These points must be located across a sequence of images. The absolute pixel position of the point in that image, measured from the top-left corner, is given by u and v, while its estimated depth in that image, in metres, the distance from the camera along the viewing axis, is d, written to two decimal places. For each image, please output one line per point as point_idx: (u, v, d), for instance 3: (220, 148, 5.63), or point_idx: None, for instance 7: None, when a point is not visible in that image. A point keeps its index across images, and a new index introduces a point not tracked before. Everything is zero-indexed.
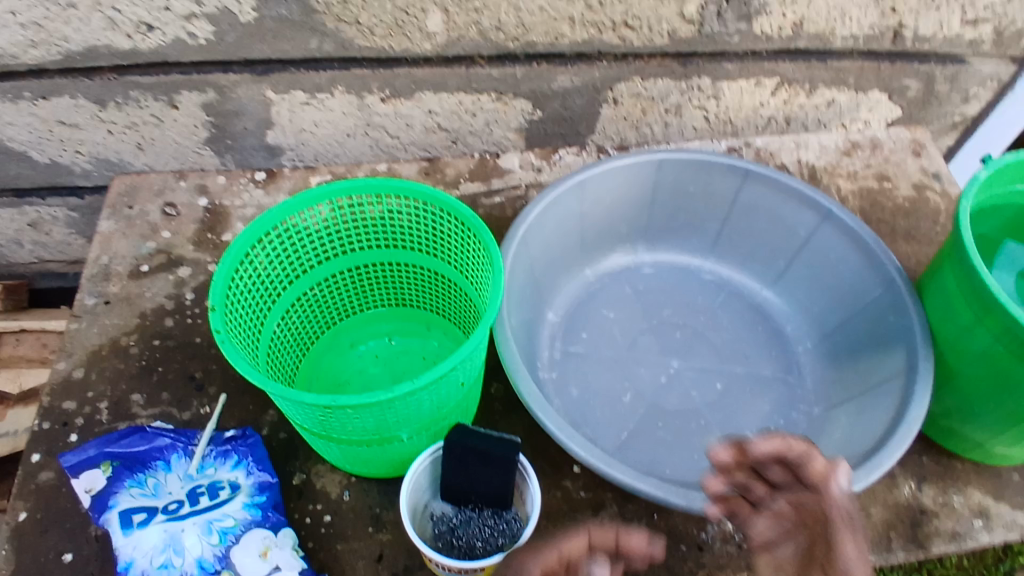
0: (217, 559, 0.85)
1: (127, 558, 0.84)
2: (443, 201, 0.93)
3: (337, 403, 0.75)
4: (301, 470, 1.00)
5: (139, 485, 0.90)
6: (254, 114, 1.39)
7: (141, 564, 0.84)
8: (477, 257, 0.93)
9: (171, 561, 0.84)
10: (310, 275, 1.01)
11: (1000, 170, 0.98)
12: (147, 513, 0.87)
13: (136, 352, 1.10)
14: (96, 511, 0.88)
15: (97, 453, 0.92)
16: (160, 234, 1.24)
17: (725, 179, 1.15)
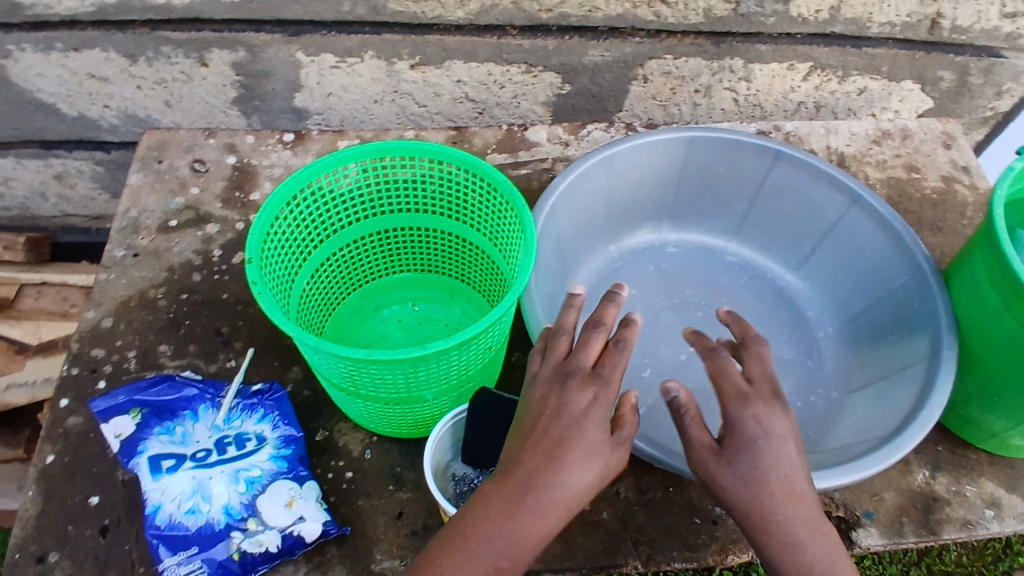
0: (245, 506, 0.87)
1: (154, 501, 0.86)
2: (477, 165, 0.93)
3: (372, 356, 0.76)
4: (324, 427, 1.02)
5: (168, 432, 0.92)
6: (283, 75, 1.39)
7: (168, 507, 0.86)
8: (509, 224, 0.93)
9: (197, 506, 0.86)
10: (340, 237, 1.02)
11: None
12: (176, 460, 0.89)
13: (164, 305, 1.12)
14: (126, 456, 0.90)
15: (129, 398, 0.95)
16: (189, 190, 1.25)
17: (755, 159, 1.15)
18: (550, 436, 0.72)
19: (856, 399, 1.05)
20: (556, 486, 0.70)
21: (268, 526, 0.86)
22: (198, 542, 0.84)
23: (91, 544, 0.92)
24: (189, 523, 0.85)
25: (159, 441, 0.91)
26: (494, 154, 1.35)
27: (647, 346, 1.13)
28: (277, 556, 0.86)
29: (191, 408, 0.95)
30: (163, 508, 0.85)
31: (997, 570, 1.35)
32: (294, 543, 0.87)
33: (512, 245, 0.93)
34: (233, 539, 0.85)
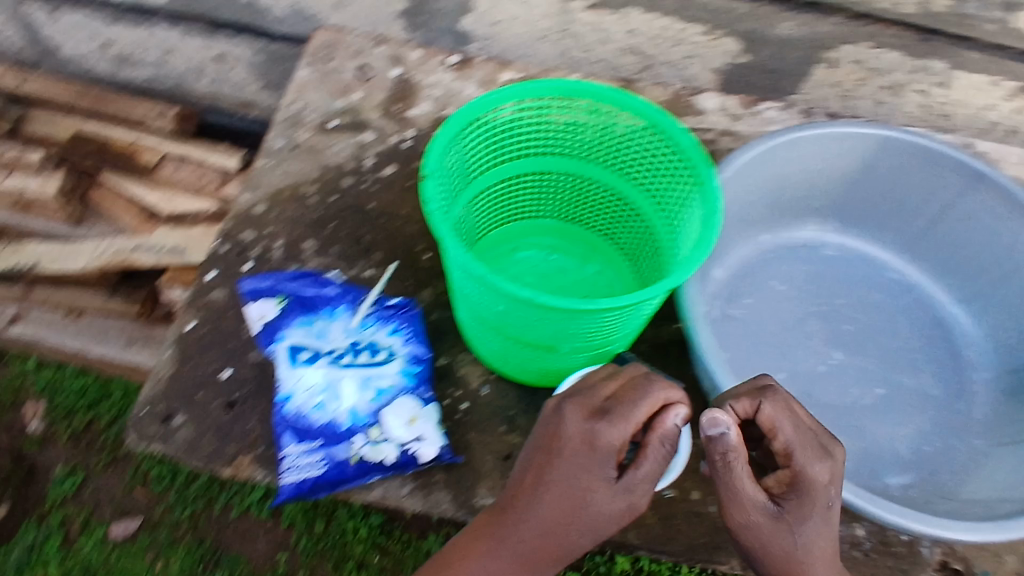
0: (370, 413, 0.89)
1: (287, 389, 0.89)
2: (668, 125, 0.88)
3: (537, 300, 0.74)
4: (446, 354, 1.02)
5: (307, 326, 0.94)
6: None
7: (300, 398, 0.89)
8: (688, 194, 0.88)
9: (327, 403, 0.89)
10: (501, 170, 0.98)
11: None
12: (312, 353, 0.91)
13: (315, 202, 1.13)
14: (266, 339, 0.93)
15: (276, 285, 0.97)
16: (352, 94, 1.25)
17: (951, 178, 1.08)
18: (558, 480, 0.77)
19: (1004, 453, 0.99)
20: (554, 532, 0.77)
21: (389, 438, 0.88)
22: (323, 437, 0.87)
23: (215, 415, 0.94)
24: (317, 417, 0.88)
25: (297, 332, 0.93)
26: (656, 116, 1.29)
27: (786, 348, 1.08)
28: (393, 469, 0.88)
29: (330, 307, 0.97)
30: (295, 397, 0.88)
31: None
32: (410, 460, 0.89)
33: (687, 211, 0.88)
34: (356, 442, 0.87)
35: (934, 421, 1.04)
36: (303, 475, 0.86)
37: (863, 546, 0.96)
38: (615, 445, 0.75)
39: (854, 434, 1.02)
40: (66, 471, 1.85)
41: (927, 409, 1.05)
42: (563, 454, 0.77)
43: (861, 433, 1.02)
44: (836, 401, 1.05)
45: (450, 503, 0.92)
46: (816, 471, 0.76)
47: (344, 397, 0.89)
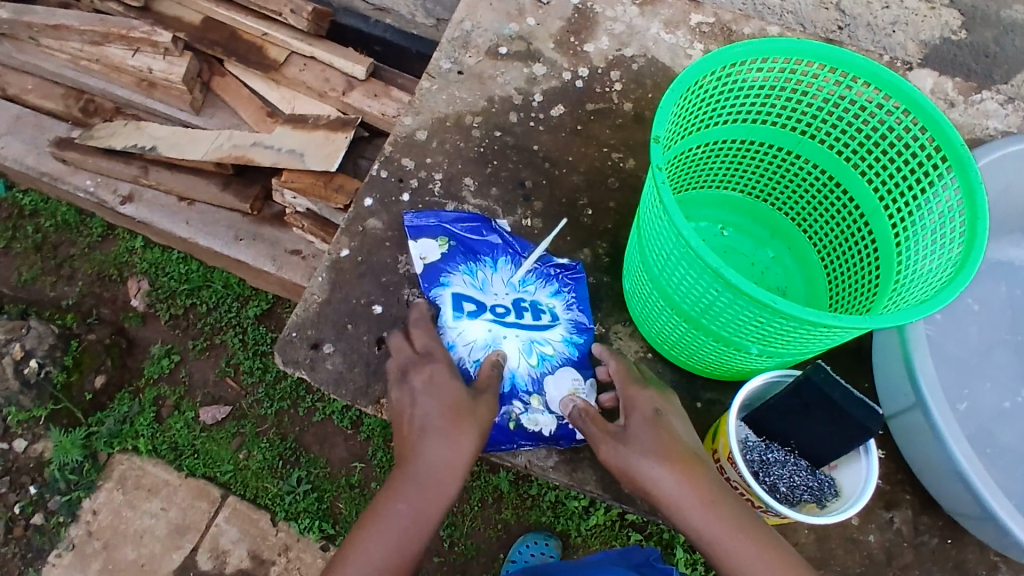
0: (532, 380, 0.84)
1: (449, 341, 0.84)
2: (933, 114, 0.75)
3: (774, 305, 0.64)
4: (601, 323, 0.96)
5: (472, 274, 0.89)
6: None
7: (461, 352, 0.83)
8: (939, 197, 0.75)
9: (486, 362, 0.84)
10: (708, 134, 0.85)
11: None
12: (477, 306, 0.86)
13: (478, 136, 1.05)
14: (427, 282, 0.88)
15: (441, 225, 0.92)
16: (525, 19, 1.14)
17: None
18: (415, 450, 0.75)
19: None
20: (423, 465, 0.73)
21: (549, 410, 0.84)
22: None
23: (366, 349, 0.91)
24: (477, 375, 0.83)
25: (461, 279, 0.88)
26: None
27: (974, 376, 0.98)
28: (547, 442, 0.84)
29: (495, 256, 0.91)
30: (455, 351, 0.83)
31: None
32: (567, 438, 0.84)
33: (934, 218, 0.75)
34: (516, 408, 0.83)
35: None
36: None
37: None
38: (441, 402, 0.76)
39: None
40: (162, 351, 1.81)
41: None
42: (419, 392, 0.77)
43: None
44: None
45: (594, 484, 0.87)
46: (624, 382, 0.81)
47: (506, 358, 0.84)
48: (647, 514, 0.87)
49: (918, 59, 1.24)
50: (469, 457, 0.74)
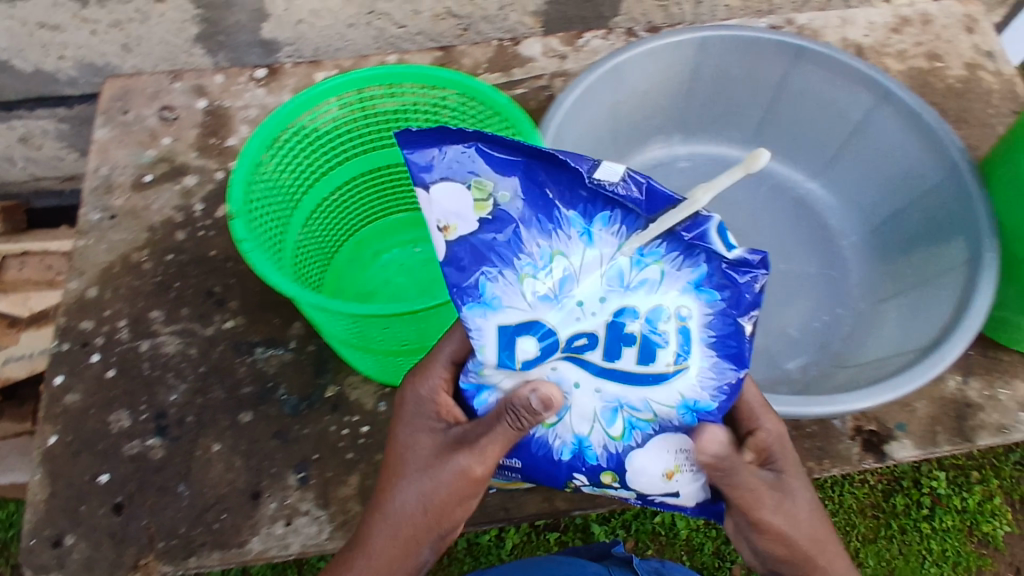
0: (608, 456, 0.66)
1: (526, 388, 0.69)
2: (476, 88, 0.83)
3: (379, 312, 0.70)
4: (334, 382, 0.97)
5: (536, 268, 0.64)
6: (246, 5, 1.28)
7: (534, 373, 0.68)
8: None
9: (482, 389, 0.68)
10: (330, 178, 0.92)
11: None
12: (535, 332, 0.64)
13: (150, 268, 1.05)
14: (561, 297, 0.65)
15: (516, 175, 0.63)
16: (161, 140, 1.16)
17: (774, 60, 1.04)
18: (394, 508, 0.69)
19: (887, 309, 0.99)
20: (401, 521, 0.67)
21: (628, 487, 0.68)
22: (539, 462, 0.69)
23: (106, 521, 0.91)
24: (533, 432, 0.67)
25: (517, 275, 0.64)
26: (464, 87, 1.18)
27: None
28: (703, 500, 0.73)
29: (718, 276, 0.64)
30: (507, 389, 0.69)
31: (1006, 461, 1.47)
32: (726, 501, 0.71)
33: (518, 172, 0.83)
34: (577, 483, 0.68)
35: (816, 298, 1.06)
36: (519, 475, 0.72)
37: None
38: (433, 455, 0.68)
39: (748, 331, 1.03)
40: None
41: (808, 288, 1.07)
42: (412, 450, 0.69)
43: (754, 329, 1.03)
44: None
45: None
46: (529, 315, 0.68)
47: (578, 416, 0.66)
48: None
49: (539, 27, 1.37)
50: (441, 508, 0.67)
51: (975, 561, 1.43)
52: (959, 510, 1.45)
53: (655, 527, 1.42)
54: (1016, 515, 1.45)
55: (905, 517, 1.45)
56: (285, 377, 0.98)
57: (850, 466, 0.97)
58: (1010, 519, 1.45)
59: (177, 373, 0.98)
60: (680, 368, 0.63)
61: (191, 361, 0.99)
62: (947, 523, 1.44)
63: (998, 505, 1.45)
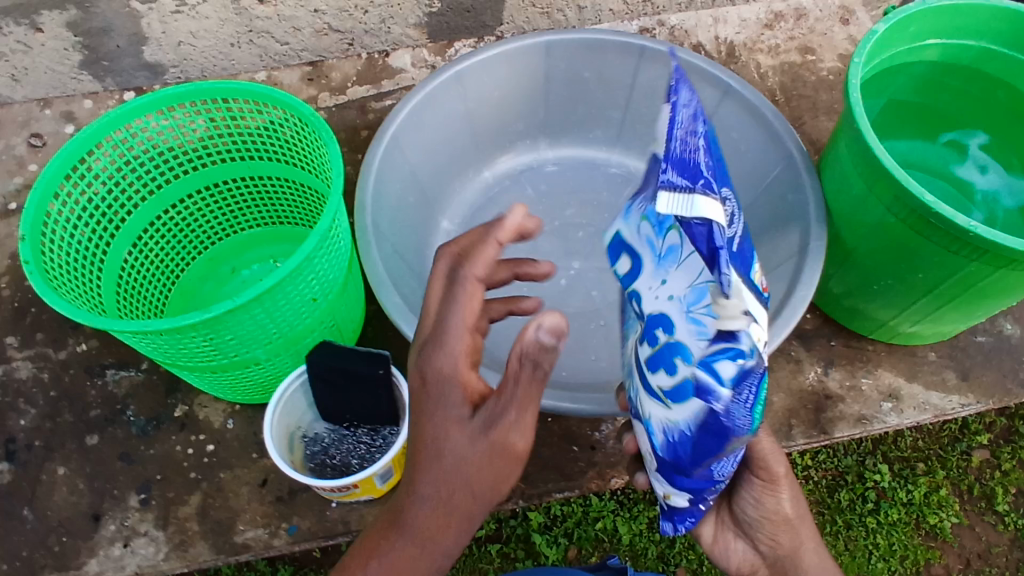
0: (630, 389, 0.70)
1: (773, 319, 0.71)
2: (281, 99, 0.83)
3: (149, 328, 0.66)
4: (183, 402, 0.96)
5: (655, 225, 0.60)
6: (124, 29, 1.18)
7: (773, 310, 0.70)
8: (324, 159, 0.85)
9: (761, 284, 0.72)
10: (162, 196, 0.93)
11: (916, 21, 0.84)
12: (629, 261, 0.66)
13: (9, 295, 1.04)
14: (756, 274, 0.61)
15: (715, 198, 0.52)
16: (28, 167, 1.18)
17: (620, 60, 1.05)
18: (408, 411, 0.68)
19: None
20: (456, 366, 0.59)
21: (636, 430, 0.71)
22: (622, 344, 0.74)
23: None
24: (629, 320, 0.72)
25: (641, 214, 0.63)
26: (324, 96, 1.25)
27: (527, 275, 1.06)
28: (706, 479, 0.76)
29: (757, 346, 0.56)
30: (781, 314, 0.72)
31: (952, 451, 1.27)
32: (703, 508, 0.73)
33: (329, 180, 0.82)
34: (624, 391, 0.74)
35: None
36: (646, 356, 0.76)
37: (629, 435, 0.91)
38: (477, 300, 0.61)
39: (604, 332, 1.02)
40: None
41: None
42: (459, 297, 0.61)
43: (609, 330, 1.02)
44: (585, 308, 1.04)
45: (212, 551, 0.89)
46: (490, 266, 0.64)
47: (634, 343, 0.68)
48: (267, 551, 0.89)
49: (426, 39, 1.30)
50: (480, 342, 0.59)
51: (921, 555, 1.24)
52: (904, 502, 1.25)
53: (599, 533, 1.18)
54: (965, 507, 1.26)
55: (847, 512, 1.24)
56: (134, 398, 0.97)
57: None
58: (957, 511, 1.26)
59: (27, 399, 0.98)
60: (664, 400, 0.59)
61: (42, 385, 0.99)
62: (894, 517, 1.24)
63: (945, 495, 1.25)
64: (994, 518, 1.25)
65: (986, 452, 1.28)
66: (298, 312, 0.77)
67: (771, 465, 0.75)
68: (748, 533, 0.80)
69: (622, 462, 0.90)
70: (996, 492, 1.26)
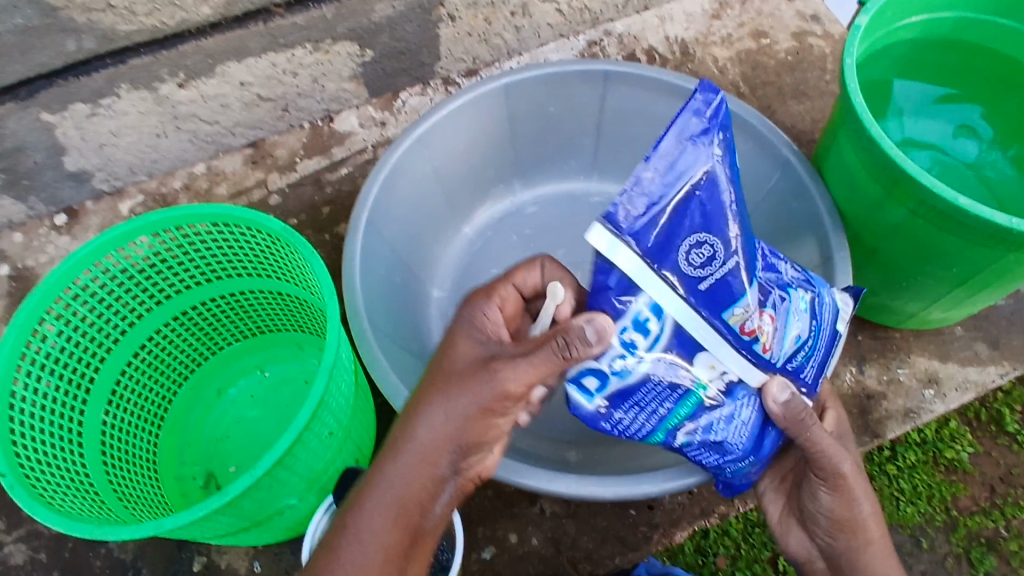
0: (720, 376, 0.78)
1: (796, 336, 0.70)
2: (244, 216, 0.75)
3: (162, 526, 0.60)
4: (201, 552, 0.88)
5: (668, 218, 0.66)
6: (38, 144, 1.06)
7: (784, 332, 0.70)
8: (306, 271, 0.77)
9: (796, 290, 0.73)
10: (130, 340, 0.84)
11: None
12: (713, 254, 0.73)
13: None
14: (713, 309, 0.66)
15: (634, 247, 0.63)
16: None
17: (584, 88, 0.99)
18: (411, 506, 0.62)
19: None
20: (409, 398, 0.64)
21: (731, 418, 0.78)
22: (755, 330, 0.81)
23: None
24: None
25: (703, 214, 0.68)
26: (274, 177, 1.18)
27: None
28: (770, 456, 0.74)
29: (664, 355, 0.67)
30: (814, 322, 0.72)
31: None
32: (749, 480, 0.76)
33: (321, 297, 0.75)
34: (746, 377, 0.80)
35: None
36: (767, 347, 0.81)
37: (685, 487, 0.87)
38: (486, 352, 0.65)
39: None
40: None
41: None
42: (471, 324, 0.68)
43: None
44: None
45: None
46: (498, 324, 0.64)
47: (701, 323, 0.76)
48: None
49: (363, 87, 1.21)
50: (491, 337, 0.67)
51: (946, 491, 1.12)
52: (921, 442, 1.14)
53: None
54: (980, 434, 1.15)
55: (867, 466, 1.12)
56: (145, 559, 0.88)
57: None
58: (970, 439, 1.14)
59: None
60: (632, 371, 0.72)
61: (41, 568, 0.88)
62: (914, 459, 1.13)
63: (955, 425, 1.14)
64: (1011, 439, 1.15)
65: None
66: (321, 449, 0.70)
67: (832, 464, 0.69)
68: (809, 527, 0.75)
69: (684, 517, 0.87)
70: (1005, 413, 1.16)
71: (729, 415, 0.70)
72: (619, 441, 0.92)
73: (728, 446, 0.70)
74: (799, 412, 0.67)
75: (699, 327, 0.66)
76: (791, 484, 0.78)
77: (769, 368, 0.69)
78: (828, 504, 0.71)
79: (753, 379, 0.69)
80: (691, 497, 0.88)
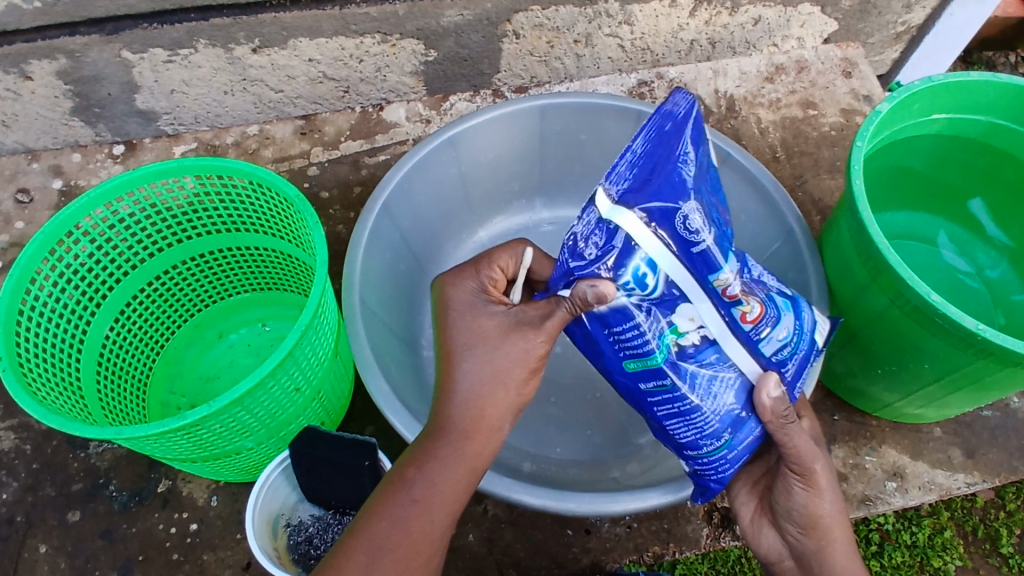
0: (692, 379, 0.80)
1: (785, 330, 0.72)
2: (264, 176, 0.82)
3: (122, 436, 0.66)
4: (167, 476, 0.94)
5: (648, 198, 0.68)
6: (116, 77, 1.14)
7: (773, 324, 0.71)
8: (308, 236, 0.83)
9: (777, 295, 0.75)
10: (145, 270, 0.91)
11: (920, 94, 0.81)
12: None
13: None
14: (701, 271, 0.65)
15: (630, 205, 0.63)
16: (13, 224, 1.19)
17: (616, 124, 1.03)
18: None
19: None
20: None
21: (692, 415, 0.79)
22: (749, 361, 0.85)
23: None
24: None
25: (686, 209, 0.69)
26: (317, 150, 1.25)
27: None
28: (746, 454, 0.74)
29: (641, 309, 0.68)
30: (800, 324, 0.74)
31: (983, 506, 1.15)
32: (725, 480, 0.74)
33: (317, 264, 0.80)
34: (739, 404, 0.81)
35: None
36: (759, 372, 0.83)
37: (623, 519, 0.91)
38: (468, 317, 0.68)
39: (599, 406, 1.00)
40: None
41: None
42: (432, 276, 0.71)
43: (605, 402, 1.00)
44: (579, 375, 1.02)
45: None
46: (474, 326, 0.68)
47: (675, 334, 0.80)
48: None
49: (421, 84, 1.27)
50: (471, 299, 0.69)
51: None
52: (909, 545, 1.12)
53: None
54: (970, 548, 1.13)
55: None
56: (117, 471, 0.94)
57: (698, 549, 0.90)
58: (961, 552, 1.13)
59: (9, 471, 0.95)
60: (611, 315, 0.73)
61: (23, 457, 0.95)
62: (898, 560, 1.11)
63: (950, 535, 1.13)
64: (1000, 561, 1.13)
65: (991, 491, 1.15)
66: (284, 400, 0.76)
67: (806, 460, 0.70)
68: (782, 527, 0.75)
69: (616, 548, 0.90)
70: (1001, 534, 1.13)
71: (709, 382, 0.71)
72: (574, 464, 0.94)
73: (702, 415, 0.71)
74: (786, 411, 0.69)
75: (687, 283, 0.66)
76: (765, 489, 0.78)
77: (748, 343, 0.69)
78: (811, 506, 0.72)
79: (726, 344, 0.70)
80: (627, 532, 0.91)
